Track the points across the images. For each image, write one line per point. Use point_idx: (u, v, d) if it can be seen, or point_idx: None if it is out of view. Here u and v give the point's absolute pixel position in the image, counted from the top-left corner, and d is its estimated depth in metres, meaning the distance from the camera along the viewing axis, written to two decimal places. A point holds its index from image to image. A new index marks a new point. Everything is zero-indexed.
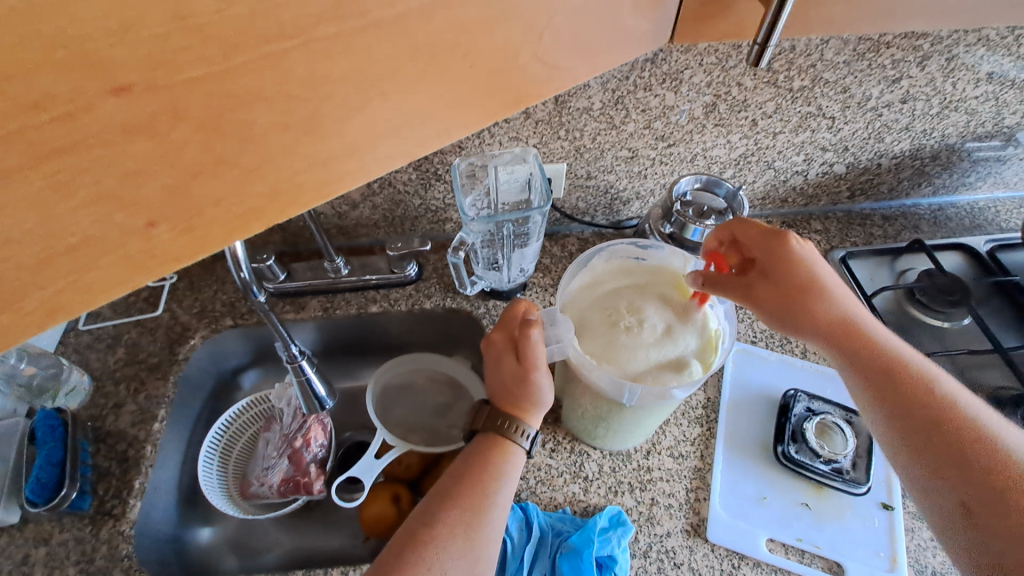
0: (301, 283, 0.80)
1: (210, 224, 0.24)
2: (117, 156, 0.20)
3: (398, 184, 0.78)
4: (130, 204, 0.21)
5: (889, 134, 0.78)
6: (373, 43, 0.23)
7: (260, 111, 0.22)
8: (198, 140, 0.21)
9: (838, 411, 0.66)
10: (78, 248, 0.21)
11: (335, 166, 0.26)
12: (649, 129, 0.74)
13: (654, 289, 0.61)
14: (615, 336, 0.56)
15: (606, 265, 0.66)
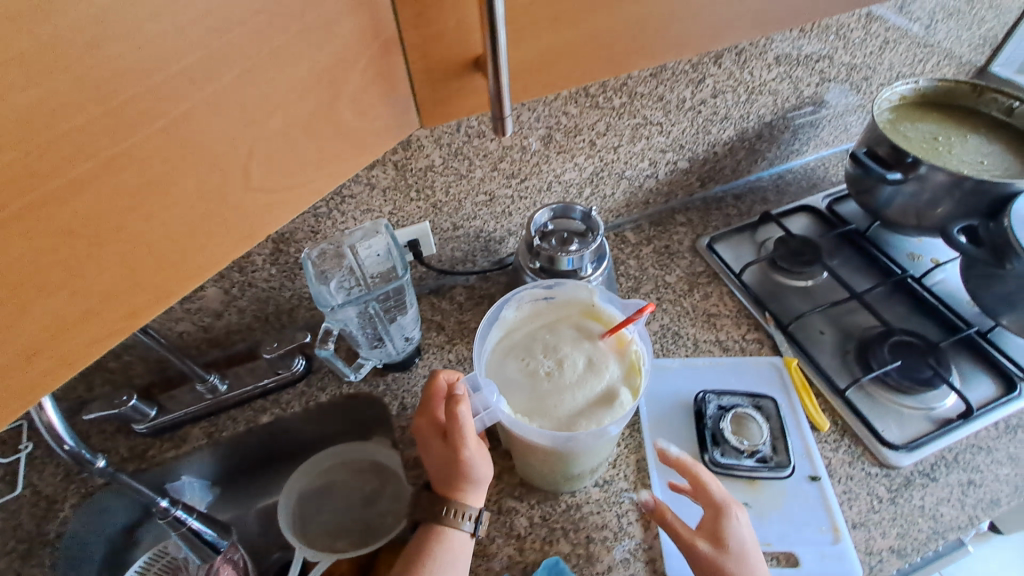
0: (176, 414, 0.73)
1: None
2: None
3: (259, 283, 0.73)
4: None
5: (714, 126, 0.84)
6: (4, 245, 0.22)
7: None
8: None
9: (745, 400, 0.69)
10: None
11: (21, 373, 0.26)
12: (498, 171, 0.75)
13: (566, 329, 0.63)
14: (540, 388, 0.57)
15: (519, 312, 0.65)
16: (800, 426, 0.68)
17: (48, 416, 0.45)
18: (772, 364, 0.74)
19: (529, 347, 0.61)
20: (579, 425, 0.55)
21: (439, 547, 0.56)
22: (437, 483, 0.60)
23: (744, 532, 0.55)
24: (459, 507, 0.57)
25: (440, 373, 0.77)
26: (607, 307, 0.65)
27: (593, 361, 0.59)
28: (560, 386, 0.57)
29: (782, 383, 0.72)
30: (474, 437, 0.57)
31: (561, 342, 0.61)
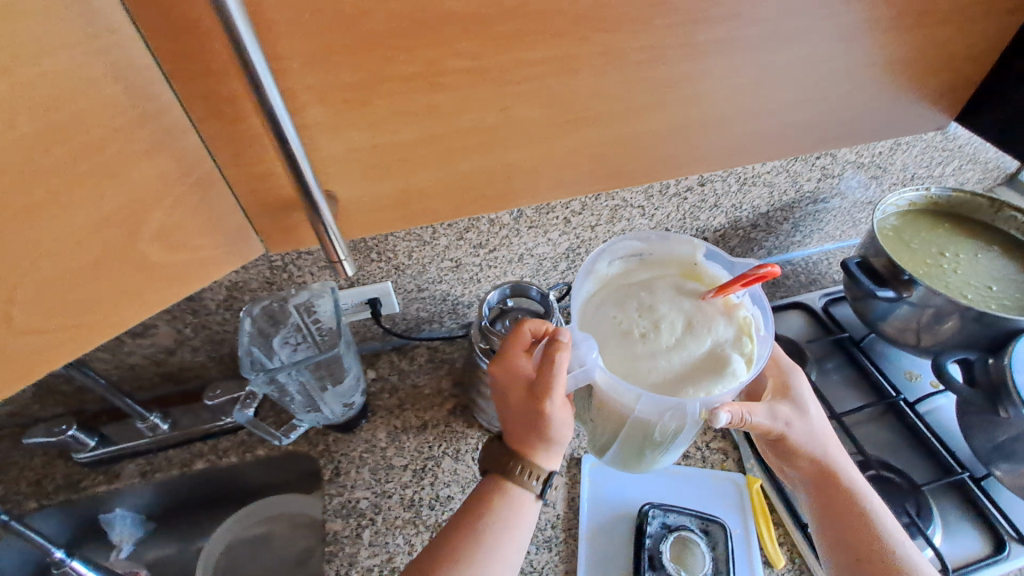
0: (116, 447, 0.73)
1: None
2: None
3: (213, 326, 0.73)
4: None
5: (702, 212, 0.81)
6: None
7: None
8: None
9: (693, 520, 0.63)
10: None
11: None
12: (464, 239, 0.73)
13: (663, 287, 0.60)
14: (634, 346, 0.55)
15: (612, 266, 0.63)
16: (750, 555, 0.61)
17: None
18: (732, 480, 0.68)
19: (625, 300, 0.59)
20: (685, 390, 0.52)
21: (503, 508, 0.55)
22: (507, 438, 0.57)
23: (817, 427, 0.59)
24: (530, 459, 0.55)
25: (382, 440, 0.74)
26: (711, 266, 0.63)
27: (691, 322, 0.56)
28: (653, 346, 0.55)
29: (739, 505, 0.66)
30: (561, 392, 0.53)
31: (654, 300, 0.59)
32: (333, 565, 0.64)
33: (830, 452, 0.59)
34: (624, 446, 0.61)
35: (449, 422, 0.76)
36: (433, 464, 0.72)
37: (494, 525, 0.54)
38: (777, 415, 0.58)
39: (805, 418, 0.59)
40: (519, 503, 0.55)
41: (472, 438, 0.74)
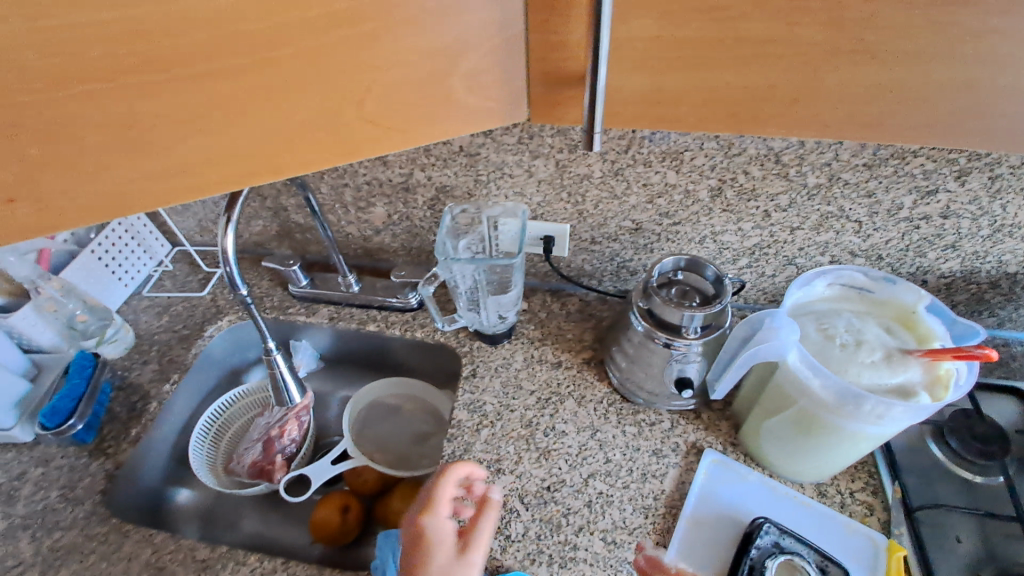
0: (319, 290, 0.90)
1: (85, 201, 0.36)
2: None
3: (415, 220, 0.85)
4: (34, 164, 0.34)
5: (931, 250, 0.70)
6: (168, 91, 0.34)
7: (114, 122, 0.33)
8: None
9: (812, 554, 0.58)
10: None
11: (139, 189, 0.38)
12: (653, 204, 0.74)
13: (872, 321, 0.57)
14: (830, 350, 0.54)
15: (828, 288, 0.60)
16: None
17: (225, 244, 0.58)
18: (870, 538, 0.60)
19: (829, 317, 0.57)
20: (864, 403, 0.50)
21: None
22: None
23: None
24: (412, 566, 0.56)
25: (518, 362, 0.80)
26: (934, 318, 0.56)
27: (891, 356, 0.53)
28: (846, 358, 0.53)
29: (872, 565, 0.59)
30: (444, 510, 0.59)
31: (867, 325, 0.56)
32: (452, 444, 0.72)
33: None
34: (778, 430, 0.63)
35: (582, 369, 0.79)
36: (557, 399, 0.76)
37: None
38: None
39: None
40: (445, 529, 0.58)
41: (599, 391, 0.77)
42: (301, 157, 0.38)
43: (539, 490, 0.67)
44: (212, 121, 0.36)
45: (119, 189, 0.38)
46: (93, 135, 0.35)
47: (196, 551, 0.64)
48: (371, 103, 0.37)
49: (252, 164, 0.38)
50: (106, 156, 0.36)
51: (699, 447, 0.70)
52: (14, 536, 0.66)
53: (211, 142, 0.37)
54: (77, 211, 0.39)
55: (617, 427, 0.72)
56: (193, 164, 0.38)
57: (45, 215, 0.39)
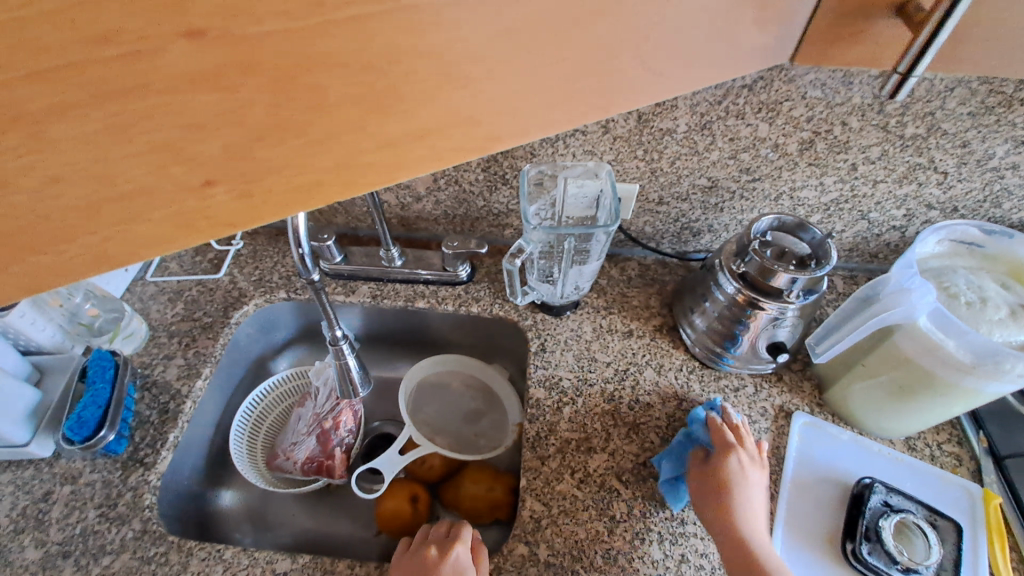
0: (355, 267, 0.82)
1: (266, 193, 0.23)
2: (180, 107, 0.20)
3: (464, 184, 0.76)
4: (185, 158, 0.21)
5: (1008, 200, 0.70)
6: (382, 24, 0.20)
7: (331, 77, 0.21)
8: (264, 101, 0.21)
9: (920, 510, 0.58)
10: (131, 196, 0.22)
11: (325, 184, 0.24)
12: (735, 160, 0.69)
13: (988, 276, 0.56)
14: (956, 309, 0.53)
15: (939, 245, 0.59)
16: (977, 567, 0.56)
17: (297, 223, 0.52)
18: (965, 488, 0.62)
19: (946, 274, 0.56)
20: (1004, 360, 0.49)
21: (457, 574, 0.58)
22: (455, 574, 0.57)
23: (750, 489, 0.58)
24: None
25: (587, 333, 0.76)
26: None
27: (1017, 312, 0.52)
28: (976, 317, 0.52)
29: (970, 514, 0.60)
30: None
31: (984, 280, 0.55)
32: (534, 424, 0.68)
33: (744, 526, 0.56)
34: (879, 394, 0.61)
35: (655, 337, 0.76)
36: (635, 369, 0.72)
37: None
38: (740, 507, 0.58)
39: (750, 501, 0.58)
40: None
41: (677, 358, 0.74)
42: (562, 115, 0.25)
43: (635, 468, 0.64)
44: (489, 65, 0.23)
45: (344, 165, 0.24)
46: (341, 86, 0.21)
47: (275, 564, 0.58)
48: (669, 43, 0.25)
49: (506, 128, 0.25)
50: (341, 116, 0.22)
51: (788, 410, 0.69)
52: (56, 566, 0.58)
53: (470, 97, 0.23)
54: (283, 199, 0.24)
55: (702, 395, 0.70)
56: (437, 129, 0.24)
57: (243, 209, 0.23)
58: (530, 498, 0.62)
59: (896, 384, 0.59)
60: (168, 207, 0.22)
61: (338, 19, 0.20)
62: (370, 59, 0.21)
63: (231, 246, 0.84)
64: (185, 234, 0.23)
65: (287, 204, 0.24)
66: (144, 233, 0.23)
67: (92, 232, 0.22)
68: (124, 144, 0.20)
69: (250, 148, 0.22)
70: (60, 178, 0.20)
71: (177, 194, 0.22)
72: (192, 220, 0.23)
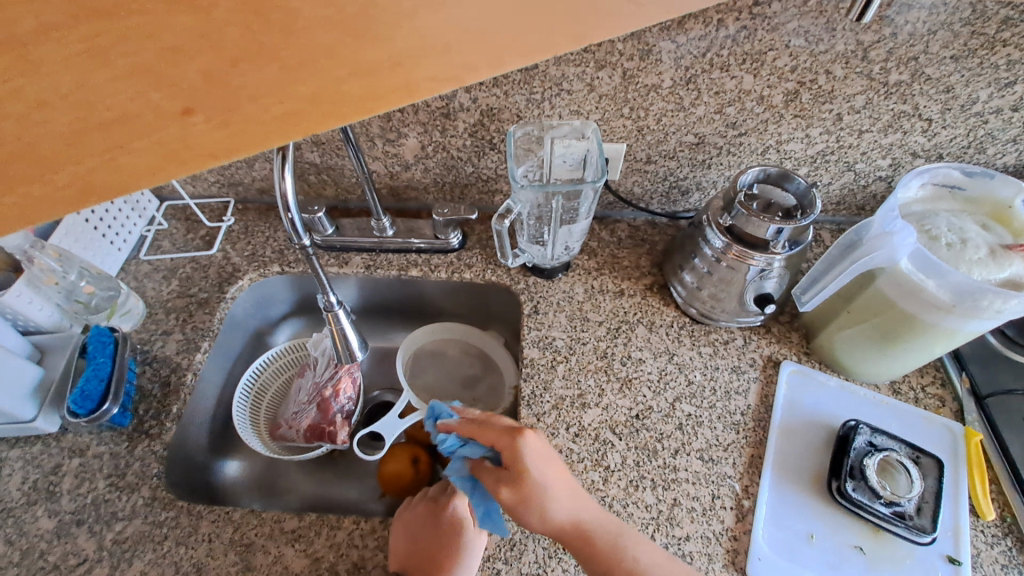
0: (347, 238, 0.82)
1: (246, 121, 0.23)
2: (155, 28, 0.21)
3: (452, 150, 0.76)
4: (168, 83, 0.22)
5: (992, 146, 0.70)
6: None
7: (305, 1, 0.22)
8: (237, 25, 0.22)
9: (903, 448, 0.60)
10: (113, 123, 0.21)
11: (305, 120, 0.24)
12: (721, 114, 0.69)
13: (970, 218, 0.57)
14: (937, 251, 0.54)
15: (922, 190, 0.60)
16: (956, 500, 0.59)
17: (284, 189, 0.52)
18: (948, 428, 0.64)
19: (929, 218, 0.57)
20: (984, 299, 0.51)
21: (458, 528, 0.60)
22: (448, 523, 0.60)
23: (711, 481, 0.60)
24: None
25: (579, 294, 0.77)
26: None
27: (998, 252, 0.53)
28: (956, 258, 0.53)
29: (952, 451, 0.63)
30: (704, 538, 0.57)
31: (966, 222, 0.56)
32: (530, 383, 0.69)
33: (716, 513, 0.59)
34: (865, 337, 0.63)
35: (646, 296, 0.77)
36: (627, 327, 0.74)
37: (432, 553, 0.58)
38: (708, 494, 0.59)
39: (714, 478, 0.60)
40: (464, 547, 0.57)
41: (668, 315, 0.75)
42: (538, 38, 0.24)
43: (628, 420, 0.66)
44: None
45: (321, 94, 0.23)
46: (315, 6, 0.22)
47: (282, 523, 0.60)
48: None
49: (479, 56, 0.24)
50: (314, 38, 0.22)
51: (776, 359, 0.70)
52: (70, 533, 0.60)
53: (434, 21, 0.23)
54: (262, 126, 0.23)
55: (692, 349, 0.71)
56: (410, 56, 0.23)
57: (224, 137, 0.23)
58: None
59: (882, 327, 0.60)
60: (149, 136, 0.22)
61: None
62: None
63: (223, 222, 0.84)
64: (168, 167, 0.23)
65: (269, 135, 0.23)
66: (129, 164, 0.22)
67: (77, 162, 0.21)
68: (105, 68, 0.21)
69: (228, 72, 0.22)
70: (46, 104, 0.21)
71: (158, 121, 0.22)
72: (172, 150, 0.23)
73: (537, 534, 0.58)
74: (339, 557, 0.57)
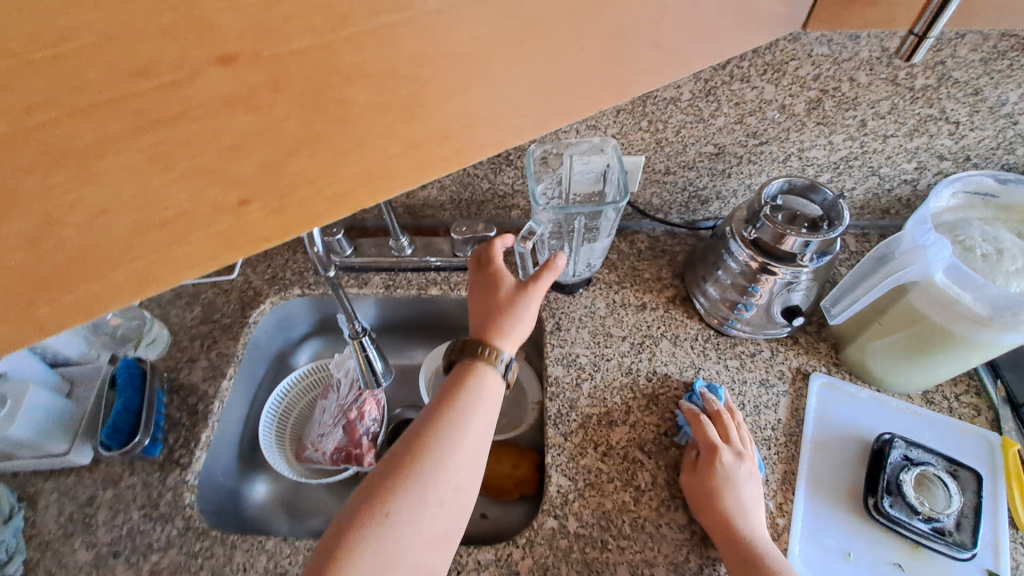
0: (366, 258, 0.82)
1: (300, 206, 0.21)
2: (215, 130, 0.19)
3: (468, 167, 0.76)
4: (224, 178, 0.19)
5: (1022, 146, 0.69)
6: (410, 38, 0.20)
7: (360, 89, 0.20)
8: (296, 117, 0.20)
9: (941, 462, 0.59)
10: (172, 221, 0.19)
11: (353, 199, 0.22)
12: (741, 125, 0.68)
13: (1005, 227, 0.55)
14: (973, 263, 0.53)
15: (953, 199, 0.58)
16: (996, 514, 0.58)
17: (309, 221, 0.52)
18: (984, 437, 0.63)
19: (961, 228, 0.55)
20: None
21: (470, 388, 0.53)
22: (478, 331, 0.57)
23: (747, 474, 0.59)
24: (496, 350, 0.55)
25: (601, 309, 0.76)
26: None
27: None
28: (994, 271, 0.52)
29: (990, 462, 0.61)
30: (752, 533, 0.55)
31: (1001, 232, 0.54)
32: (556, 402, 0.69)
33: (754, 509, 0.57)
34: (899, 349, 0.61)
35: (668, 308, 0.76)
36: (651, 341, 0.73)
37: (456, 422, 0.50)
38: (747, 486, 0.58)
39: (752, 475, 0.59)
40: (489, 381, 0.53)
41: (692, 328, 0.74)
42: (583, 99, 0.24)
43: (657, 438, 0.65)
44: (508, 55, 0.22)
45: (371, 172, 0.22)
46: (368, 95, 0.20)
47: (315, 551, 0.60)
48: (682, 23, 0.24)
49: (524, 119, 0.24)
50: (367, 126, 0.21)
51: (806, 371, 0.69)
52: (108, 566, 0.61)
53: (488, 93, 0.22)
54: (315, 207, 0.21)
55: (718, 362, 0.71)
56: (458, 128, 0.22)
57: (278, 223, 0.21)
58: (557, 474, 0.64)
59: (916, 340, 0.58)
60: (205, 228, 0.20)
61: (358, 32, 0.19)
62: (393, 66, 0.20)
63: None
64: (222, 255, 0.21)
65: (319, 215, 0.22)
66: (184, 255, 0.20)
67: (133, 259, 0.20)
68: (160, 169, 0.19)
69: (284, 161, 0.20)
70: (92, 206, 0.18)
71: (213, 214, 0.20)
72: (227, 239, 0.21)
73: (570, 558, 0.58)
74: None
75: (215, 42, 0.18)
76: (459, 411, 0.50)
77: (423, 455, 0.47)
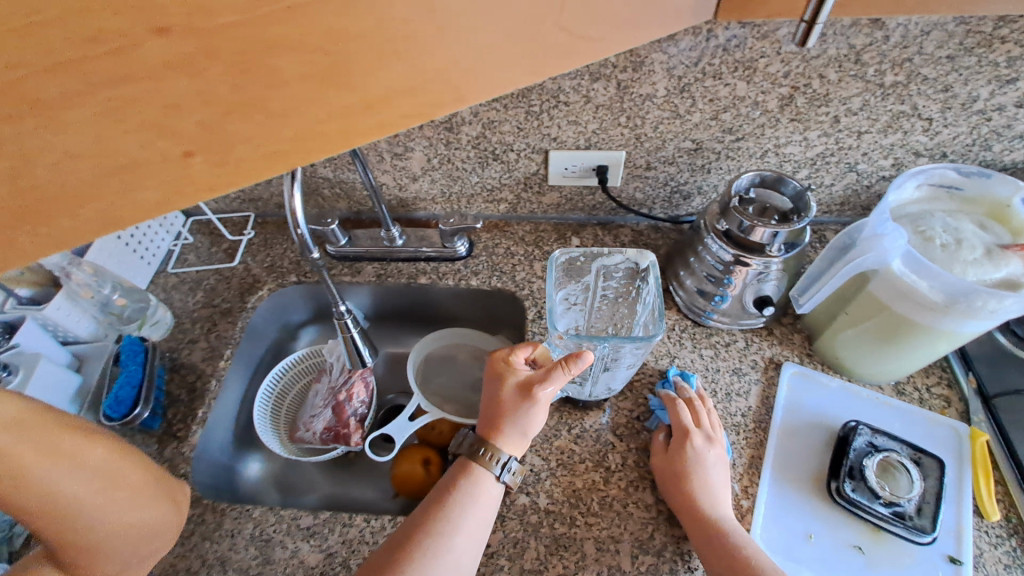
0: (360, 248, 0.86)
1: (238, 161, 0.29)
2: (160, 90, 0.25)
3: (456, 161, 0.79)
4: (169, 133, 0.27)
5: (998, 142, 0.69)
6: (330, 16, 0.26)
7: (287, 60, 0.27)
8: (228, 82, 0.26)
9: (905, 449, 0.61)
10: (126, 169, 0.27)
11: (289, 157, 0.30)
12: (717, 120, 0.70)
13: (967, 218, 0.57)
14: (932, 252, 0.54)
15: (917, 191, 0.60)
16: (958, 499, 0.59)
17: (293, 205, 0.56)
18: (953, 428, 0.64)
19: (922, 219, 0.57)
20: (977, 298, 0.50)
21: (464, 482, 0.58)
22: (484, 426, 0.61)
23: (718, 467, 0.60)
24: (495, 454, 0.59)
25: None
26: None
27: (993, 251, 0.53)
28: (951, 259, 0.53)
29: (957, 452, 0.62)
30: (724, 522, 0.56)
31: (961, 222, 0.56)
32: None
33: (720, 494, 0.58)
34: (864, 338, 0.63)
35: None
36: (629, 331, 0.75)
37: (447, 518, 0.55)
38: (718, 473, 0.59)
39: (721, 460, 0.60)
40: (486, 485, 0.59)
41: (669, 319, 0.76)
42: (494, 78, 0.32)
43: (629, 422, 0.68)
44: (426, 38, 0.28)
45: (302, 135, 0.30)
46: (295, 66, 0.27)
47: (299, 520, 0.63)
48: (584, 15, 0.31)
49: (444, 94, 0.31)
50: (297, 91, 0.28)
51: (779, 361, 0.71)
52: None
53: (404, 68, 0.29)
54: (251, 162, 0.30)
55: (694, 351, 0.72)
56: (380, 98, 0.30)
57: (221, 174, 0.29)
58: (530, 454, 0.66)
59: (879, 328, 0.60)
60: (156, 177, 0.28)
61: (280, 9, 0.25)
62: (313, 42, 0.27)
63: (243, 235, 0.89)
64: (173, 198, 0.29)
65: (257, 172, 0.30)
66: (137, 198, 0.29)
67: (98, 198, 0.27)
68: (116, 124, 0.26)
69: (222, 122, 0.28)
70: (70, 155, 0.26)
71: (166, 168, 0.28)
72: (176, 187, 0.29)
73: (539, 532, 0.60)
74: (351, 552, 0.60)
75: (152, 19, 0.24)
76: (447, 512, 0.56)
77: (415, 548, 0.53)
